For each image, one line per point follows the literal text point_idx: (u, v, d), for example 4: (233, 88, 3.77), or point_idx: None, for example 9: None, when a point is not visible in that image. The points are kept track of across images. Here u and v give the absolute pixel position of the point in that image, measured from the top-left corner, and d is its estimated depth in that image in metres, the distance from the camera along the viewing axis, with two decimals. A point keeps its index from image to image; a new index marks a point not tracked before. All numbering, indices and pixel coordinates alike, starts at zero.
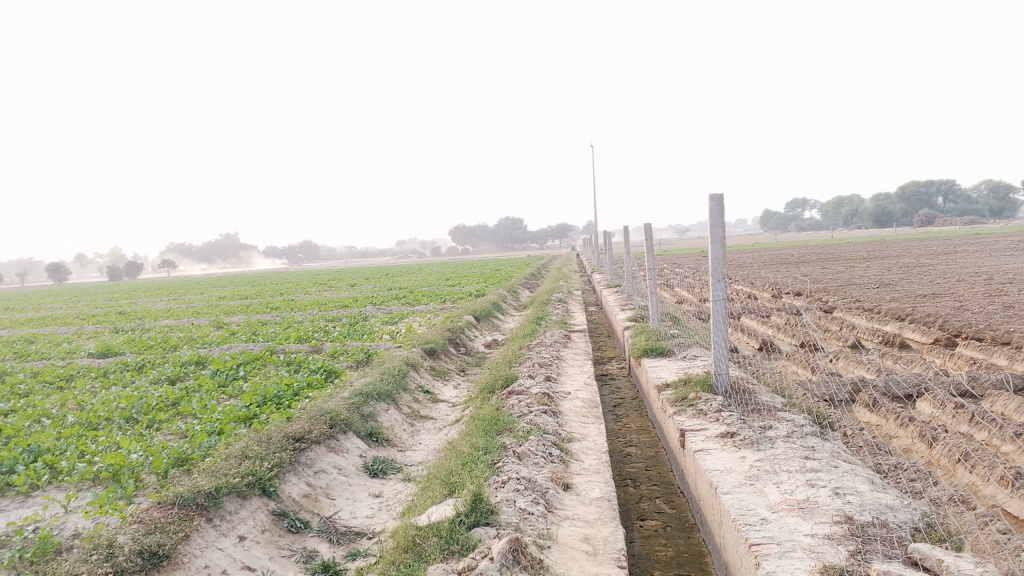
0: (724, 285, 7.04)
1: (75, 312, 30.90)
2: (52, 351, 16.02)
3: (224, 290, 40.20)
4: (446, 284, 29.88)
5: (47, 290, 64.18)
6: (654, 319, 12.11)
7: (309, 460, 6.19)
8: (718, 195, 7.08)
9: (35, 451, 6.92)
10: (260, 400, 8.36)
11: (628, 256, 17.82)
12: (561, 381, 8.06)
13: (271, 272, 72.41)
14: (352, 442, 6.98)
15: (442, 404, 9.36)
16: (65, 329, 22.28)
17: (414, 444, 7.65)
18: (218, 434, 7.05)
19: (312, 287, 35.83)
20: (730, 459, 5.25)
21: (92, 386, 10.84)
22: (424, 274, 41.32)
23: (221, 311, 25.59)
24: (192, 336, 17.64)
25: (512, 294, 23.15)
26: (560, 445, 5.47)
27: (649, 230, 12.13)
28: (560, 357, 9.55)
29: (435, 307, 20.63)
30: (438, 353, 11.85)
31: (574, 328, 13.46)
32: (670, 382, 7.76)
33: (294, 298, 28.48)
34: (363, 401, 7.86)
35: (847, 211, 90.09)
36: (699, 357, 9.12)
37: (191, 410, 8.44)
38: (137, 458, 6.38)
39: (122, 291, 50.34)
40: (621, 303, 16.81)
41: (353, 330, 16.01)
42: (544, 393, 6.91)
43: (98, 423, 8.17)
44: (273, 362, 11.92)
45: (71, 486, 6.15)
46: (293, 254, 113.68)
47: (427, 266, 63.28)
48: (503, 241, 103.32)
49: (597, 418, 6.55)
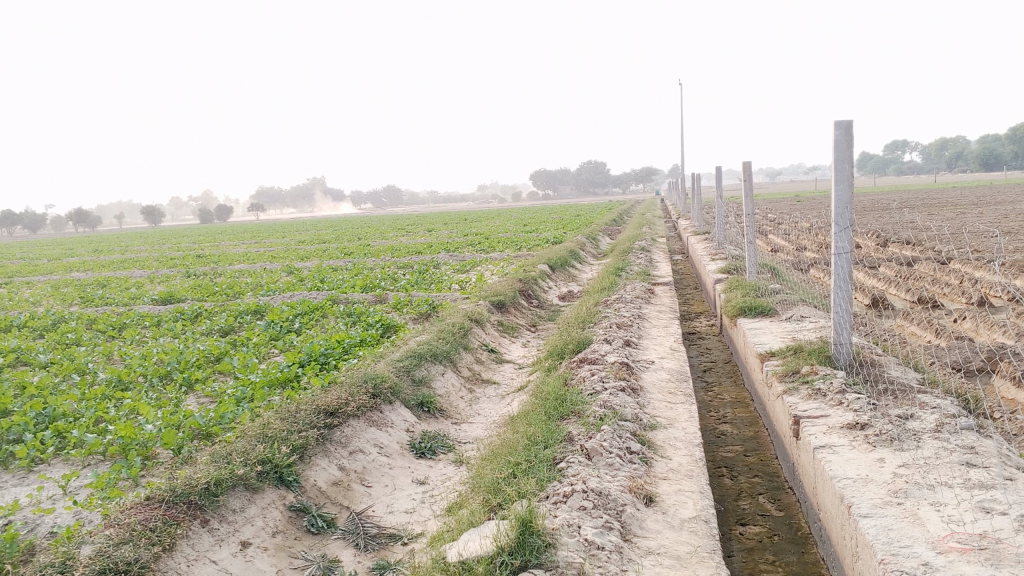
0: (847, 234, 5.72)
1: (157, 255, 31.18)
2: (117, 297, 15.61)
3: (302, 235, 39.90)
4: (524, 230, 28.75)
5: (138, 236, 65.85)
6: (751, 271, 10.75)
7: (342, 438, 5.23)
8: (846, 122, 5.71)
9: (49, 416, 6.21)
10: (304, 358, 7.46)
11: (719, 200, 16.29)
12: (643, 347, 6.90)
13: (349, 218, 72.42)
14: (397, 414, 5.99)
15: (507, 365, 8.33)
16: (140, 273, 22.26)
17: (472, 415, 6.64)
18: (248, 401, 6.19)
19: (388, 232, 35.08)
20: (865, 465, 4.04)
21: (141, 336, 10.25)
22: (503, 219, 40.16)
23: (295, 256, 25.20)
24: (259, 282, 17.11)
25: (591, 241, 21.88)
26: (641, 437, 4.36)
27: (749, 170, 10.66)
28: (643, 316, 8.36)
29: (510, 254, 19.58)
30: (507, 306, 10.82)
31: (658, 280, 12.21)
32: (776, 351, 6.51)
33: (368, 244, 27.93)
34: (415, 364, 6.88)
35: (952, 154, 84.49)
36: (807, 319, 7.80)
37: (230, 368, 7.64)
38: (150, 429, 5.57)
39: (204, 234, 50.92)
40: (710, 252, 15.40)
41: (422, 278, 15.11)
42: (623, 363, 5.77)
43: (130, 382, 7.46)
44: (331, 312, 11.08)
45: (78, 461, 5.40)
46: (377, 199, 114.12)
47: (509, 210, 62.29)
48: (585, 185, 101.34)
49: (688, 397, 5.38)
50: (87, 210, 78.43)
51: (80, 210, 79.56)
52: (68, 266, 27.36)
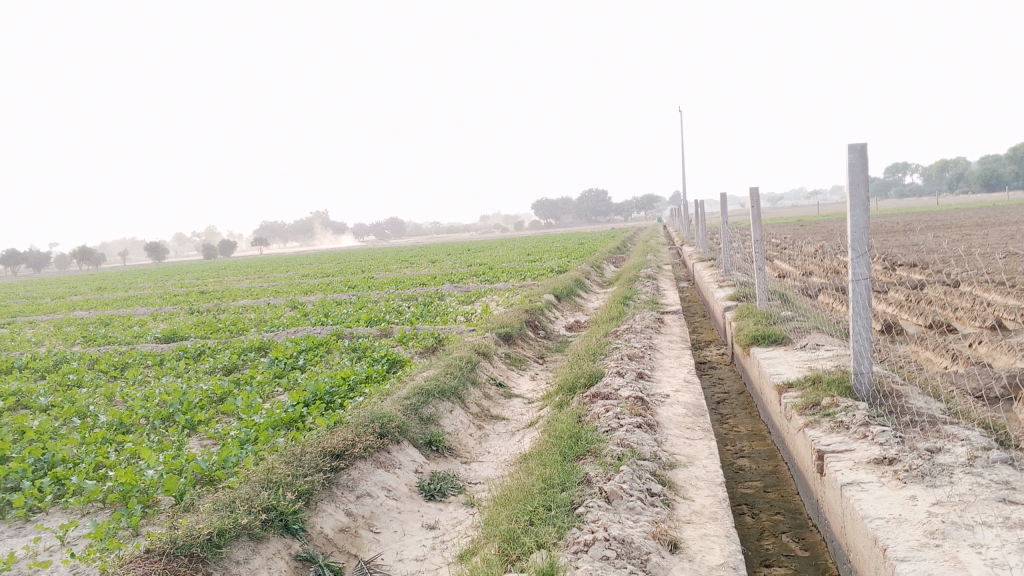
0: (865, 260, 5.58)
1: (160, 292, 31.13)
2: (119, 335, 15.47)
3: (305, 269, 39.80)
4: (528, 260, 28.66)
5: (141, 273, 65.83)
6: (761, 298, 10.60)
7: (348, 482, 5.06)
8: (860, 146, 5.58)
9: (48, 462, 6.04)
10: (308, 397, 7.29)
11: (724, 227, 16.17)
12: (656, 379, 6.74)
13: (352, 251, 72.43)
14: (406, 455, 5.81)
15: (517, 400, 8.15)
16: (143, 311, 22.15)
17: (481, 453, 6.47)
18: (252, 443, 6.02)
19: (391, 264, 34.96)
20: (897, 503, 3.86)
21: (144, 377, 10.09)
22: (506, 249, 40.07)
23: (298, 290, 25.11)
24: (262, 318, 16.97)
25: (596, 270, 21.76)
26: (661, 477, 4.19)
27: (756, 196, 10.54)
28: (653, 347, 8.20)
29: (514, 285, 19.45)
30: (514, 338, 10.67)
31: (666, 309, 12.05)
32: (794, 381, 6.35)
33: (371, 276, 27.84)
34: (422, 401, 6.71)
35: (952, 175, 84.60)
36: (822, 347, 7.64)
37: (234, 408, 7.47)
38: (152, 475, 5.40)
39: (207, 269, 50.88)
40: (717, 279, 15.25)
41: (426, 311, 14.96)
42: (638, 398, 5.60)
43: (131, 424, 7.29)
44: (336, 348, 10.92)
45: (76, 509, 5.23)
46: (380, 231, 114.34)
47: (512, 240, 62.35)
48: (587, 213, 101.57)
49: (706, 432, 5.21)
50: (92, 247, 78.68)
51: (84, 248, 79.67)
52: (72, 304, 27.30)
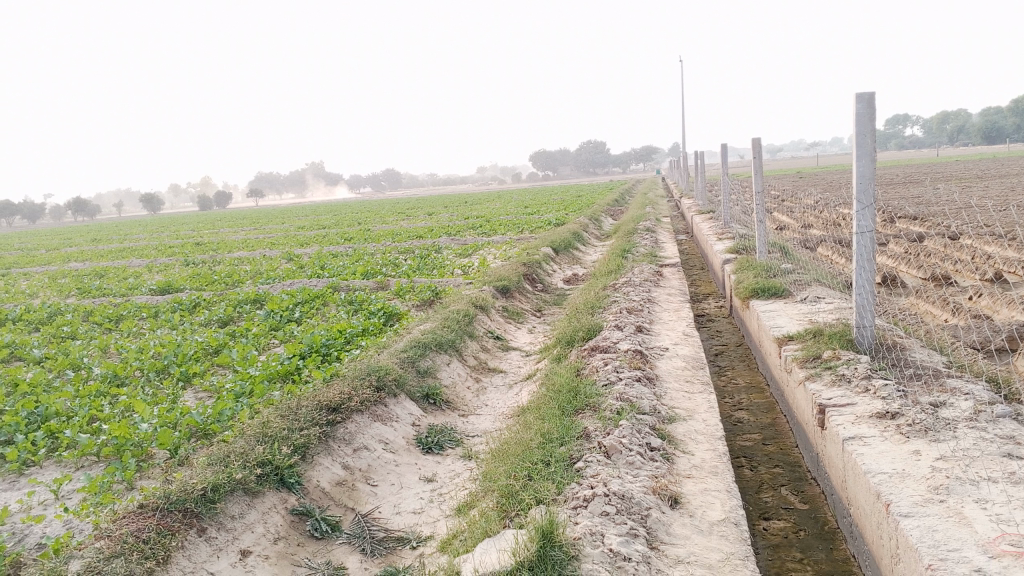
0: (869, 211, 5.47)
1: (156, 243, 30.97)
2: (114, 287, 15.35)
3: (301, 220, 39.54)
4: (526, 212, 28.45)
5: (136, 225, 65.40)
6: (760, 250, 10.50)
7: (345, 435, 5.00)
8: (867, 94, 5.42)
9: (42, 415, 5.98)
10: (304, 350, 7.22)
11: (724, 178, 15.99)
12: (655, 332, 6.67)
13: (348, 203, 71.93)
14: (403, 408, 5.75)
15: (514, 353, 8.10)
16: (138, 262, 22.03)
17: (479, 406, 6.42)
18: (248, 396, 5.96)
19: (388, 216, 34.74)
20: (900, 458, 3.81)
21: (139, 329, 10.01)
22: (503, 201, 39.81)
23: (295, 242, 24.96)
24: (258, 270, 16.86)
25: (594, 222, 21.60)
26: (661, 431, 4.13)
27: (758, 147, 10.37)
28: (652, 300, 8.12)
29: (512, 237, 19.31)
30: (511, 291, 10.58)
31: (665, 262, 11.95)
32: (795, 334, 6.27)
33: (368, 228, 27.66)
34: (419, 353, 6.65)
35: (953, 127, 83.89)
36: (822, 301, 7.55)
37: (229, 361, 7.41)
38: (146, 428, 5.34)
39: (202, 221, 50.55)
40: (716, 231, 15.13)
41: (423, 263, 14.84)
42: (637, 351, 5.52)
43: (126, 377, 7.23)
44: (332, 301, 10.83)
45: (71, 463, 5.18)
46: (376, 182, 113.56)
47: (510, 192, 61.96)
48: (585, 165, 100.89)
49: (706, 385, 5.14)
50: (87, 199, 78.22)
51: (78, 200, 79.06)
52: (67, 256, 27.16)
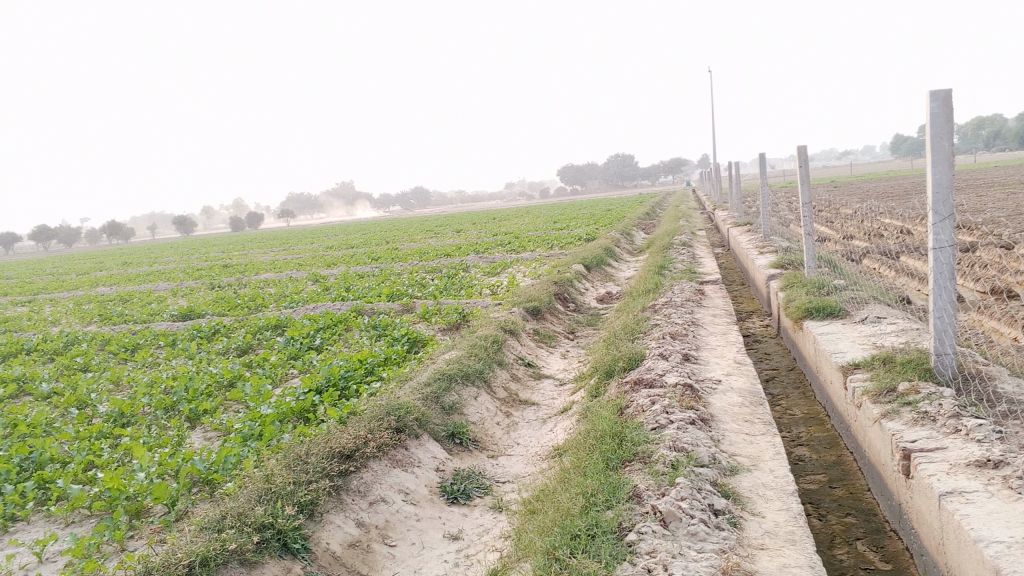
0: (948, 223, 4.83)
1: (184, 266, 30.96)
2: (136, 313, 14.98)
3: (329, 241, 39.18)
4: (556, 227, 27.87)
5: (167, 247, 65.76)
6: (809, 265, 9.83)
7: (359, 487, 4.44)
8: (943, 93, 4.81)
9: (35, 461, 5.50)
10: (321, 383, 6.67)
11: (763, 189, 15.31)
12: (703, 360, 6.07)
13: (375, 222, 71.70)
14: (425, 451, 5.17)
15: (547, 381, 7.52)
16: (164, 286, 21.80)
17: (510, 445, 5.82)
18: (256, 440, 5.43)
19: (415, 234, 34.28)
20: (1016, 521, 3.16)
21: (154, 359, 9.56)
22: (532, 217, 39.22)
23: (321, 262, 24.67)
24: (282, 292, 16.48)
25: (626, 238, 20.94)
26: (723, 487, 3.53)
27: (803, 155, 9.72)
28: (697, 323, 7.50)
29: (541, 254, 18.76)
30: (542, 312, 10.02)
31: (705, 279, 11.30)
32: (862, 362, 5.62)
33: (395, 247, 27.34)
34: (443, 388, 6.08)
35: (989, 133, 82.04)
36: (885, 321, 6.88)
37: (241, 396, 6.90)
38: (143, 479, 4.84)
39: (231, 243, 50.58)
40: (756, 244, 14.44)
41: (450, 284, 14.31)
42: (686, 386, 4.93)
43: (132, 415, 6.76)
44: (355, 326, 10.30)
45: (60, 518, 4.68)
46: (405, 200, 113.61)
47: (538, 207, 61.59)
48: (612, 178, 100.32)
49: (768, 425, 4.52)
50: (122, 223, 79.15)
51: (113, 224, 79.84)
52: (94, 280, 27.16)
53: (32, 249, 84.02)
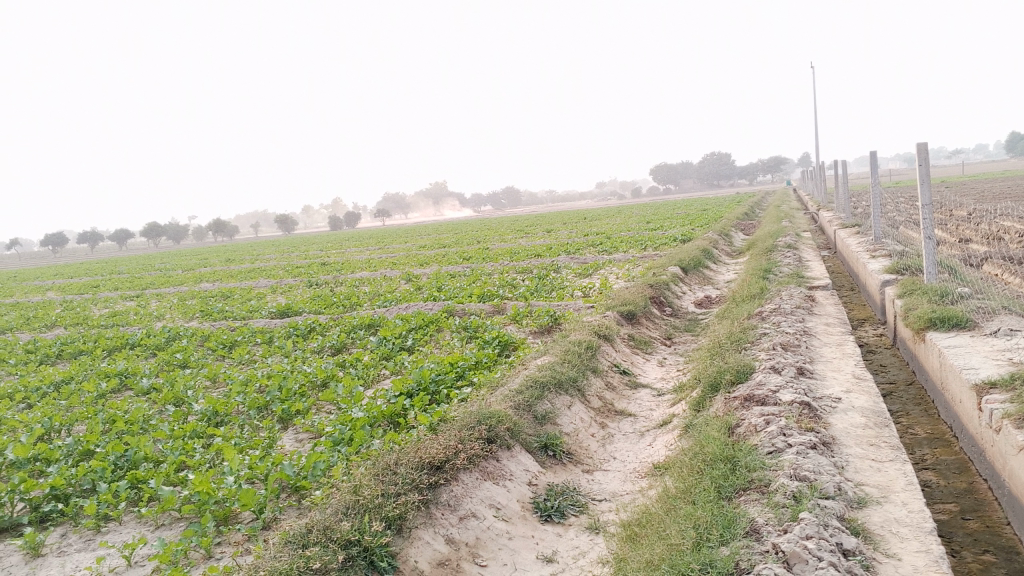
0: None
1: (283, 262, 31.78)
2: (235, 310, 15.31)
3: (422, 240, 39.54)
4: (650, 228, 27.29)
5: (267, 244, 67.87)
6: (928, 271, 9.15)
7: (449, 501, 4.23)
8: None
9: (130, 459, 5.53)
10: (412, 387, 6.51)
11: (874, 189, 14.48)
12: (817, 376, 5.62)
13: (466, 222, 72.14)
14: (517, 463, 4.92)
15: (644, 390, 7.18)
16: (264, 283, 22.32)
17: (606, 459, 5.50)
18: (346, 445, 5.30)
19: (507, 234, 34.20)
20: None
21: (249, 357, 9.65)
22: (624, 217, 38.59)
23: (413, 261, 24.84)
24: (375, 291, 16.58)
25: (724, 239, 20.27)
26: (853, 522, 3.16)
27: (924, 152, 9.05)
28: (807, 333, 7.02)
29: (635, 255, 18.31)
30: (638, 317, 9.66)
31: (813, 284, 10.70)
32: (999, 381, 5.08)
33: (486, 247, 27.28)
34: (536, 396, 5.81)
35: None
36: (1020, 334, 6.26)
37: (332, 398, 6.81)
38: (232, 483, 4.77)
39: (327, 241, 51.72)
40: (865, 247, 13.66)
41: (543, 285, 14.06)
42: (802, 406, 4.53)
43: (225, 414, 6.77)
44: (446, 326, 10.16)
45: (150, 520, 4.65)
46: (496, 200, 114.09)
47: (629, 206, 60.74)
48: (706, 178, 98.29)
49: (896, 451, 4.09)
50: (226, 221, 82.21)
51: (218, 222, 83.00)
52: (199, 276, 28.10)
53: (144, 245, 88.18)
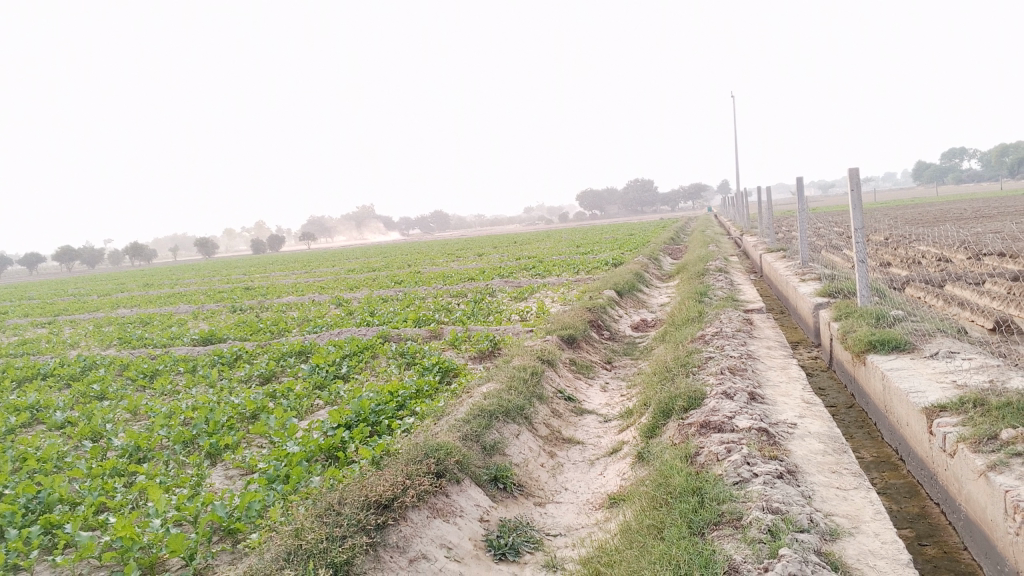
0: None
1: (204, 287, 30.79)
2: (155, 337, 14.60)
3: (350, 264, 38.86)
4: (581, 251, 27.39)
5: (187, 268, 65.83)
6: (860, 294, 9.30)
7: (399, 542, 3.95)
8: None
9: (42, 501, 5.08)
10: (350, 418, 6.19)
11: (801, 214, 14.78)
12: (768, 401, 5.55)
13: (393, 246, 71.40)
14: (468, 498, 4.68)
15: (590, 416, 7.02)
16: (185, 309, 21.47)
17: (558, 491, 5.30)
18: (283, 481, 4.97)
19: (438, 258, 33.86)
20: None
21: (172, 387, 9.14)
22: (554, 241, 38.74)
23: (342, 285, 24.33)
24: (304, 316, 16.07)
25: (654, 263, 20.44)
26: (831, 556, 3.04)
27: (855, 178, 9.22)
28: (751, 356, 7.00)
29: (568, 279, 18.27)
30: (578, 341, 9.53)
31: (747, 307, 10.79)
32: (948, 404, 5.09)
33: (417, 271, 26.92)
34: (483, 426, 5.58)
35: (1013, 159, 80.78)
36: (959, 357, 6.34)
37: (265, 430, 6.44)
38: (158, 527, 4.39)
39: (250, 265, 50.40)
40: (794, 270, 13.90)
41: (478, 309, 13.84)
42: (761, 433, 4.43)
43: (148, 450, 6.32)
44: (382, 352, 9.84)
45: (66, 570, 4.24)
46: (424, 224, 113.55)
47: (557, 230, 61.15)
48: (631, 204, 99.93)
49: (859, 478, 4.02)
50: (145, 244, 79.62)
51: (137, 245, 80.24)
52: (116, 302, 26.93)
53: (56, 270, 84.55)
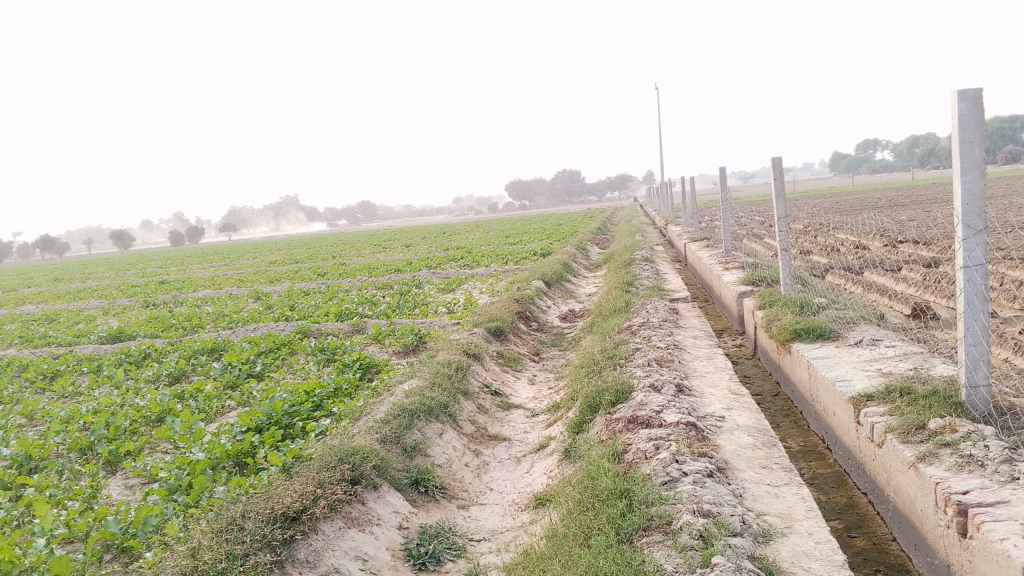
0: (980, 240, 4.25)
1: (119, 282, 29.52)
2: (60, 335, 13.80)
3: (273, 256, 37.85)
4: (509, 241, 27.21)
5: (102, 261, 63.30)
6: (784, 282, 9.32)
7: (309, 557, 3.65)
8: (973, 91, 4.25)
9: None
10: (262, 421, 5.83)
11: (725, 203, 14.88)
12: (697, 393, 5.43)
13: (318, 238, 70.04)
14: (386, 505, 4.40)
15: (516, 411, 6.82)
16: (95, 305, 20.46)
17: (483, 492, 5.07)
18: (186, 492, 4.60)
19: (365, 249, 33.24)
20: None
21: (73, 389, 8.56)
22: (482, 231, 38.47)
23: (263, 278, 23.63)
24: (221, 311, 15.44)
25: (582, 252, 20.38)
26: (765, 561, 2.89)
27: (778, 166, 9.22)
28: (678, 347, 6.89)
29: (496, 270, 18.04)
30: (504, 333, 9.31)
31: (673, 296, 10.74)
32: (875, 393, 5.04)
33: (342, 262, 26.30)
34: (403, 427, 5.30)
35: (923, 150, 83.83)
36: (882, 344, 6.34)
37: (170, 434, 6.02)
38: (43, 547, 3.99)
39: (169, 258, 48.70)
40: (718, 259, 13.97)
41: (404, 302, 13.49)
42: (690, 429, 4.27)
43: (41, 460, 5.83)
44: (301, 348, 9.44)
45: None
46: (351, 214, 111.90)
47: (484, 221, 60.87)
48: (559, 194, 100.33)
49: (790, 473, 3.90)
50: (56, 237, 76.31)
51: (48, 239, 76.81)
52: (23, 297, 25.58)
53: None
